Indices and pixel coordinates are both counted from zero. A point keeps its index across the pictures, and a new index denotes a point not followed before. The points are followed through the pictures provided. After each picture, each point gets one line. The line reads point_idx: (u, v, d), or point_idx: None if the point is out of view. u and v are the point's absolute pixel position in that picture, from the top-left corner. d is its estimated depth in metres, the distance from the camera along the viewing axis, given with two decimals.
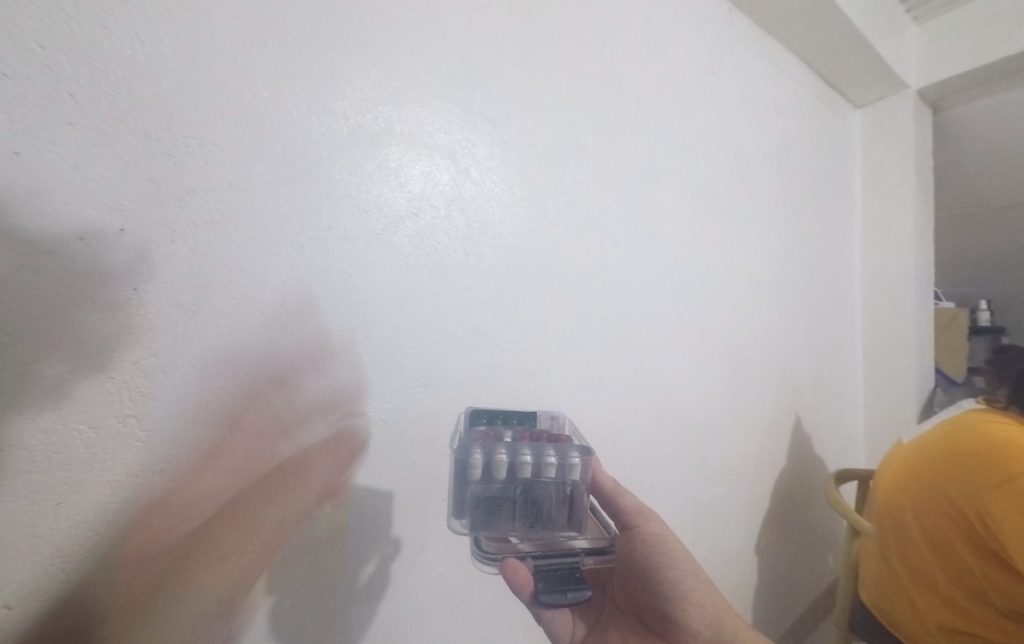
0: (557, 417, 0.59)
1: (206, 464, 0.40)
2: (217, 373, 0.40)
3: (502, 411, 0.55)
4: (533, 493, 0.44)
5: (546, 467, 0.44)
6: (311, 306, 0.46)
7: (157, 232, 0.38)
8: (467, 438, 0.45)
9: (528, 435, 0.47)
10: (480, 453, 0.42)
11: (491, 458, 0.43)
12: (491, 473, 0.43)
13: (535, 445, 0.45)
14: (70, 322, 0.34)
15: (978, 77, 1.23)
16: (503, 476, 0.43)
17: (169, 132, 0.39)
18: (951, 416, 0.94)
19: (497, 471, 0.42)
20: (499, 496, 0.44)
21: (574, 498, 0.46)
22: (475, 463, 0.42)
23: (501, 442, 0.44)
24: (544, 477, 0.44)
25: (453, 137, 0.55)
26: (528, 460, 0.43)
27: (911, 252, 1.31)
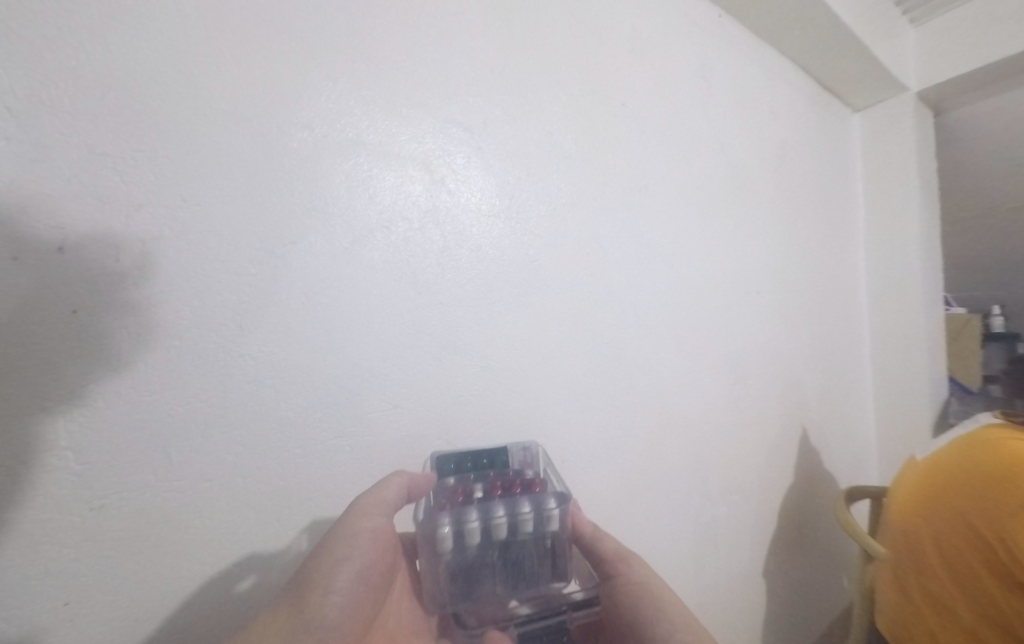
0: (529, 447, 0.55)
1: (150, 499, 0.37)
2: (165, 400, 0.38)
3: (471, 456, 0.52)
4: (512, 551, 0.43)
5: (521, 523, 0.42)
6: (271, 326, 0.43)
7: (101, 250, 0.36)
8: (436, 504, 0.43)
9: (500, 487, 0.45)
10: (449, 522, 0.41)
11: (462, 524, 0.41)
12: (463, 541, 0.41)
13: (507, 501, 0.43)
14: (60, 332, 0.34)
15: (979, 78, 1.20)
16: (477, 541, 0.41)
17: (116, 146, 0.37)
18: (966, 431, 0.89)
19: (469, 537, 0.41)
20: (477, 561, 0.42)
21: (555, 548, 0.45)
22: (444, 535, 0.40)
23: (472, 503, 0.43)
24: (520, 534, 0.42)
25: (427, 146, 0.53)
26: (501, 518, 0.42)
27: (917, 257, 1.27)
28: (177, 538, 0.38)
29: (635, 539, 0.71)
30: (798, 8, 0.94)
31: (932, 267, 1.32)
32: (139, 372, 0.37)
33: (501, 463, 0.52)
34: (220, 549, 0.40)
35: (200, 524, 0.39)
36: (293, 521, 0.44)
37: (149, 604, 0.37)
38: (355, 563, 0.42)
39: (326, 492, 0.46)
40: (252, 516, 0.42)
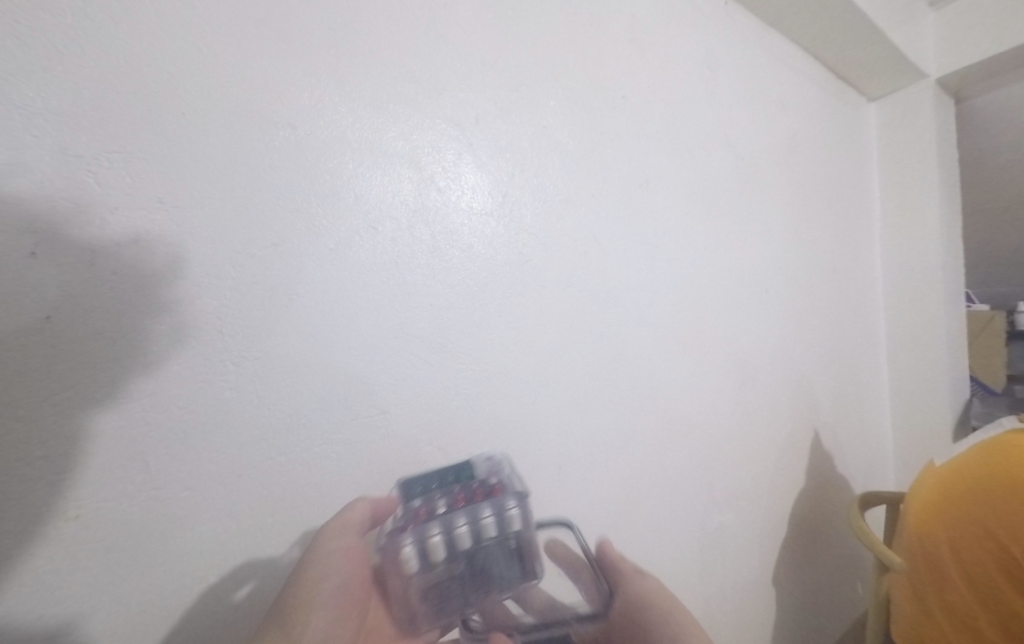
0: (494, 459, 0.49)
1: (127, 510, 0.36)
2: (145, 407, 0.37)
3: (438, 474, 0.46)
4: (479, 560, 0.41)
5: (484, 530, 0.41)
6: (254, 332, 0.42)
7: (75, 255, 0.35)
8: (399, 522, 0.42)
9: (462, 496, 0.43)
10: (411, 541, 0.40)
11: (423, 542, 0.40)
12: (428, 556, 0.40)
13: (467, 509, 0.41)
14: (35, 338, 0.33)
15: (1003, 64, 1.14)
16: (442, 556, 0.40)
17: (91, 147, 0.36)
18: (988, 435, 0.86)
19: (432, 552, 0.40)
20: (445, 575, 0.41)
21: (522, 550, 0.42)
22: (408, 552, 0.40)
23: (432, 517, 0.41)
24: (484, 541, 0.41)
25: (416, 143, 0.52)
26: (461, 529, 0.40)
27: (936, 253, 1.22)
28: (158, 549, 0.37)
29: (637, 546, 0.68)
30: None
31: (952, 263, 1.26)
32: (115, 381, 0.36)
33: (466, 477, 0.46)
34: (203, 559, 0.39)
35: (181, 535, 0.38)
36: (278, 531, 0.43)
37: (129, 617, 0.36)
38: (334, 579, 0.42)
39: (311, 501, 0.44)
40: (235, 526, 0.41)
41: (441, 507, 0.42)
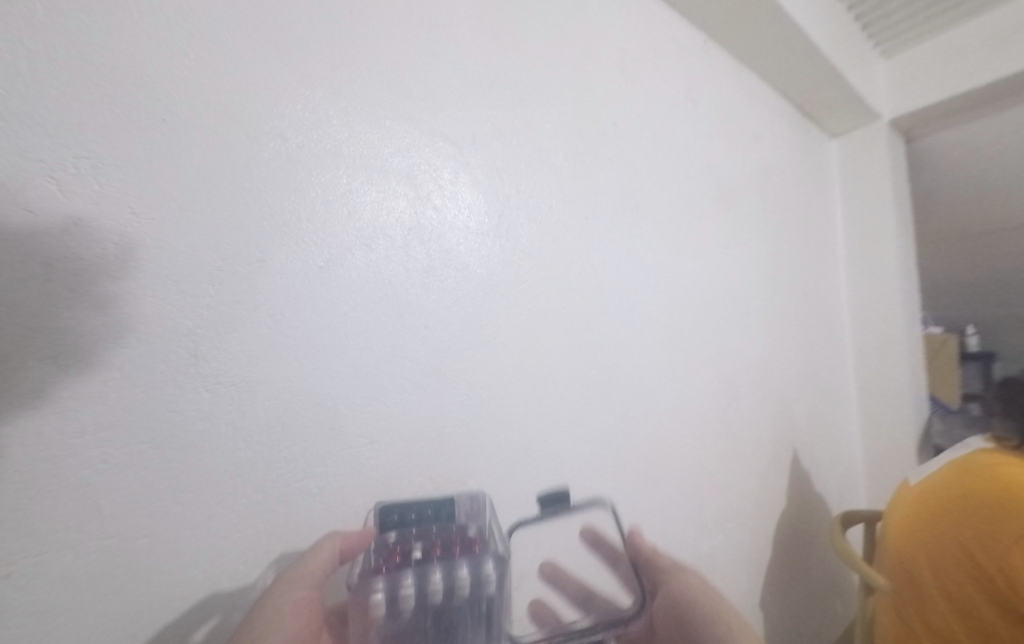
0: (477, 498, 0.47)
1: (74, 564, 0.31)
2: (101, 442, 0.32)
3: (418, 505, 0.42)
4: (448, 618, 0.37)
5: (459, 588, 0.37)
6: (232, 355, 0.38)
7: (26, 267, 0.31)
8: (369, 563, 0.38)
9: (440, 543, 0.39)
10: (381, 587, 0.36)
11: (394, 591, 0.36)
12: (396, 608, 0.36)
13: (445, 562, 0.37)
14: None
15: (947, 109, 1.25)
16: (410, 609, 0.36)
17: (54, 148, 0.32)
18: (956, 455, 0.90)
19: (402, 602, 0.36)
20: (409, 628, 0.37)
21: (493, 617, 0.38)
22: (376, 601, 0.35)
23: (406, 564, 0.37)
24: (458, 599, 0.37)
25: (412, 160, 0.50)
26: (437, 582, 0.36)
27: (896, 279, 1.30)
28: (109, 609, 0.32)
29: None
30: (780, 36, 0.97)
31: (910, 289, 1.34)
32: (66, 413, 0.31)
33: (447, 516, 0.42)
34: (161, 616, 0.34)
35: (137, 590, 0.33)
36: (250, 578, 0.38)
37: None
38: (285, 635, 0.36)
39: (289, 543, 0.40)
40: (201, 575, 0.36)
41: (418, 553, 0.38)
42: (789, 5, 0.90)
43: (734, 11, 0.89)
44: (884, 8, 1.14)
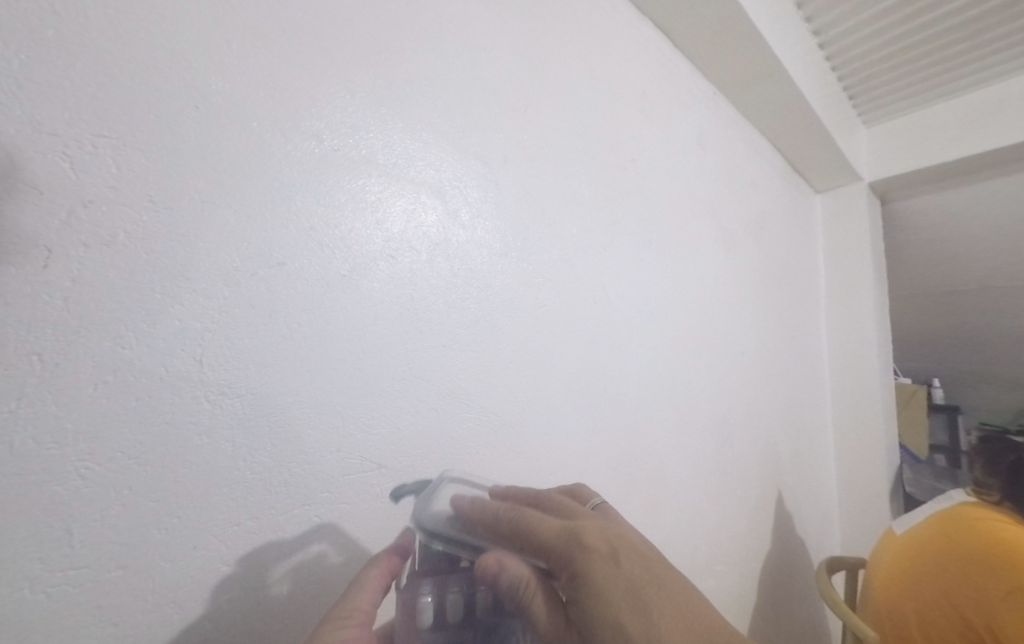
0: None
1: (32, 601, 0.26)
2: (82, 457, 0.28)
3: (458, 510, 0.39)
4: (495, 642, 0.35)
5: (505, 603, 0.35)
6: (240, 362, 0.34)
7: (22, 251, 0.27)
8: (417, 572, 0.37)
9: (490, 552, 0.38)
10: (430, 591, 0.35)
11: (443, 597, 0.35)
12: (442, 619, 0.34)
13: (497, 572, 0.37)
14: None
15: (921, 178, 1.35)
16: (457, 624, 0.34)
17: (72, 124, 0.29)
18: (941, 506, 0.91)
19: (448, 613, 0.34)
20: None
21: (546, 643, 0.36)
22: (425, 605, 0.34)
23: (456, 571, 0.36)
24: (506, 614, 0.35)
25: (443, 175, 0.49)
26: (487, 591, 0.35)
27: (874, 330, 1.35)
28: None
29: None
30: (780, 98, 1.03)
31: (884, 340, 1.41)
32: (47, 418, 0.27)
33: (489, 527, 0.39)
34: None
35: (102, 635, 0.28)
36: (235, 626, 0.32)
37: None
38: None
39: (283, 579, 0.35)
40: (178, 618, 0.30)
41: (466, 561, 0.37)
42: (792, 69, 0.96)
43: (742, 71, 0.94)
44: (869, 81, 1.24)
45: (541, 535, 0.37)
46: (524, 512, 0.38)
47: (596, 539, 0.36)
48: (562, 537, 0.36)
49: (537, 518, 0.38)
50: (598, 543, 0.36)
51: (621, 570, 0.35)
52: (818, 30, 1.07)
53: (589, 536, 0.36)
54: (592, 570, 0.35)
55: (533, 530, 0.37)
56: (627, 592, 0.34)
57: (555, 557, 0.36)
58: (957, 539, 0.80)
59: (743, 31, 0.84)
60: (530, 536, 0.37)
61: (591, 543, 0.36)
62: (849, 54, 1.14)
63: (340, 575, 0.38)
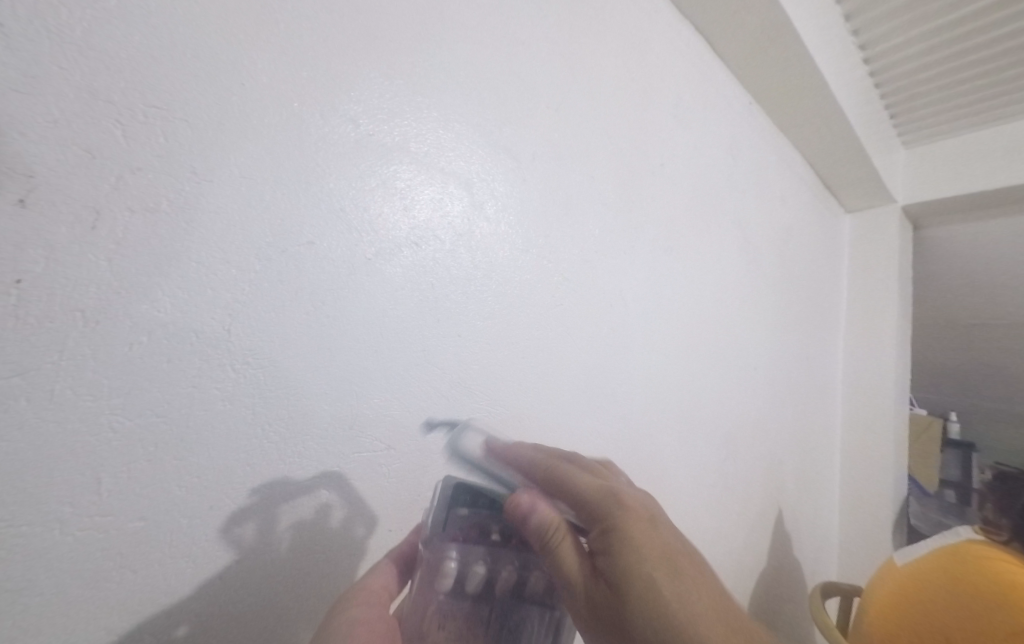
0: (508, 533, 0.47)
1: (60, 542, 0.28)
2: (113, 411, 0.29)
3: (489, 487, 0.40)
4: (514, 616, 0.37)
5: (523, 582, 0.38)
6: (266, 334, 0.36)
7: (71, 211, 0.28)
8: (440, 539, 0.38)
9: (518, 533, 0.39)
10: (455, 557, 0.37)
11: (466, 566, 0.37)
12: (462, 587, 0.37)
13: (518, 553, 0.39)
14: None
15: (958, 204, 1.31)
16: (475, 595, 0.37)
17: (126, 93, 0.30)
18: (946, 542, 0.90)
19: (468, 584, 0.37)
20: (468, 617, 0.37)
21: (558, 625, 0.38)
22: (448, 571, 0.37)
23: (482, 545, 0.38)
24: (523, 593, 0.38)
25: (472, 167, 0.49)
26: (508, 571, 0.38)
27: (892, 357, 1.33)
28: (83, 599, 0.28)
29: None
30: (819, 112, 1.01)
31: (903, 368, 1.38)
32: (85, 372, 0.28)
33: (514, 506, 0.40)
34: (139, 610, 0.30)
35: (121, 581, 0.30)
36: (242, 586, 0.34)
37: None
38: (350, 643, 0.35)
39: (289, 545, 0.36)
40: (190, 573, 0.32)
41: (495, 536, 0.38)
42: (834, 83, 0.94)
43: (781, 81, 0.93)
44: (912, 101, 1.20)
45: (581, 490, 0.39)
46: (564, 467, 0.40)
47: (634, 503, 0.38)
48: (601, 496, 0.38)
49: (578, 474, 0.40)
50: (636, 505, 0.38)
51: (655, 534, 0.36)
52: (864, 44, 1.04)
53: (628, 500, 0.38)
54: (629, 529, 0.36)
55: (571, 483, 0.39)
56: (659, 550, 0.36)
57: (589, 511, 0.38)
58: (961, 578, 0.79)
59: (787, 41, 0.82)
60: (568, 489, 0.39)
61: (630, 503, 0.38)
62: (893, 72, 1.11)
63: (342, 546, 0.40)
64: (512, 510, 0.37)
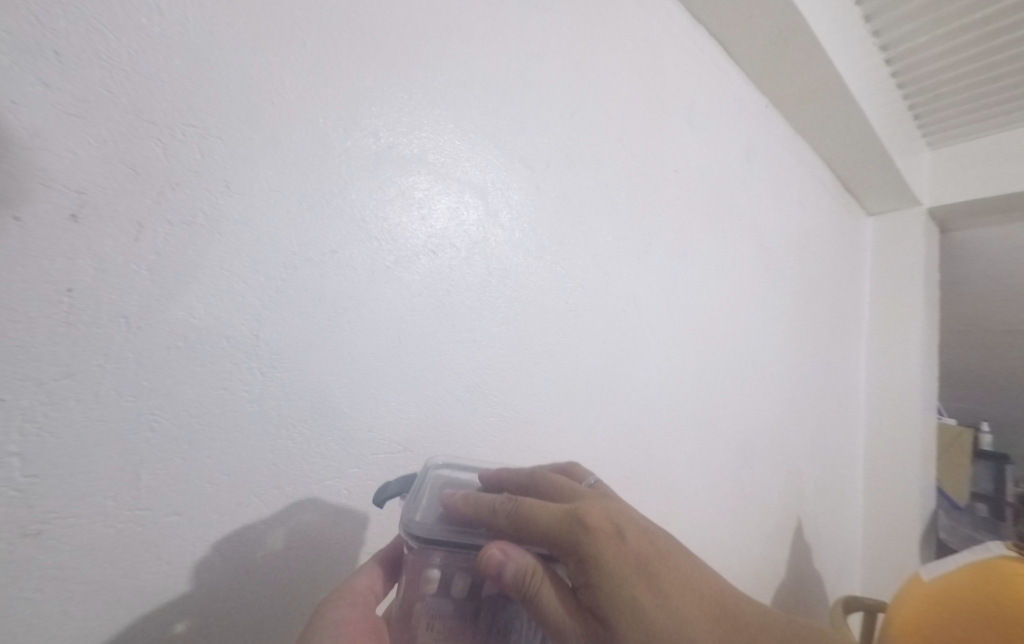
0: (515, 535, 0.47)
1: (102, 532, 0.30)
2: (152, 411, 0.31)
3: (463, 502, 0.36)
4: (501, 618, 0.35)
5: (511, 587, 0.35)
6: (291, 339, 0.37)
7: (118, 225, 0.31)
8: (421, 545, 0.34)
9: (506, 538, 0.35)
10: (438, 562, 0.34)
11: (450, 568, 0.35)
12: (447, 589, 0.34)
13: None
14: (47, 311, 0.28)
15: (987, 207, 1.26)
16: (463, 596, 0.34)
17: (167, 113, 0.32)
18: (975, 557, 0.86)
19: (454, 585, 0.34)
20: (455, 623, 0.34)
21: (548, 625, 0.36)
22: (431, 575, 0.34)
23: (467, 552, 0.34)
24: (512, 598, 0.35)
25: (488, 176, 0.51)
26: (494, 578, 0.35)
27: (918, 364, 1.29)
28: (120, 586, 0.30)
29: None
30: (839, 115, 1.00)
31: (931, 376, 1.33)
32: (128, 373, 0.31)
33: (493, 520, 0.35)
34: (173, 599, 0.32)
35: (157, 570, 0.31)
36: (264, 579, 0.36)
37: None
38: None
39: (310, 541, 0.38)
40: (219, 565, 0.34)
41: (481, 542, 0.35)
42: (854, 87, 0.93)
43: (799, 85, 0.92)
44: (937, 102, 1.18)
45: (542, 522, 0.35)
46: (522, 502, 0.36)
47: (596, 517, 0.35)
48: (565, 523, 0.35)
49: (537, 505, 0.36)
50: (600, 522, 0.35)
51: (626, 548, 0.34)
52: (886, 45, 1.02)
53: (591, 517, 0.35)
54: (598, 554, 0.33)
55: (534, 519, 0.35)
56: (632, 564, 0.33)
57: (557, 545, 0.34)
58: (990, 585, 0.76)
59: (805, 45, 0.81)
60: (531, 525, 0.35)
61: (593, 523, 0.35)
62: (916, 72, 1.09)
63: (360, 543, 0.41)
64: (484, 567, 0.32)
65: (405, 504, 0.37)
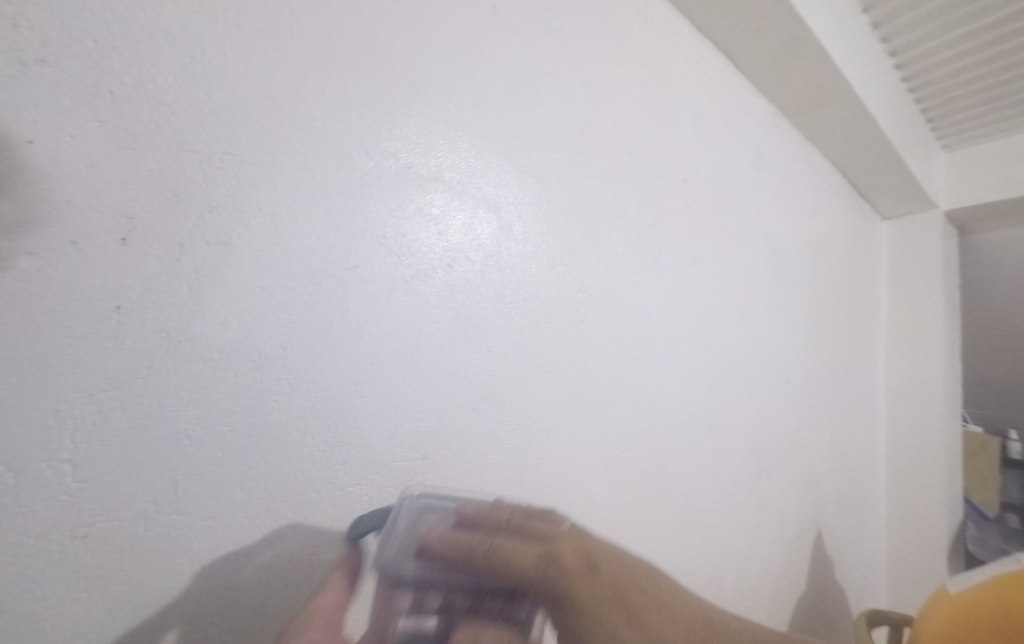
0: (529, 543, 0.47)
1: (143, 535, 0.32)
2: (190, 420, 0.33)
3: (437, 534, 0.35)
4: None
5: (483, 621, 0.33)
6: (316, 352, 0.39)
7: (162, 246, 0.33)
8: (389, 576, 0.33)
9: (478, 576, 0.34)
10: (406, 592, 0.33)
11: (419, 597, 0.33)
12: (421, 608, 0.33)
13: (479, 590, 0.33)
14: (96, 328, 0.31)
15: (1007, 208, 1.24)
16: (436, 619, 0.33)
17: (205, 143, 0.35)
18: (1003, 569, 0.83)
19: (429, 601, 0.33)
20: None
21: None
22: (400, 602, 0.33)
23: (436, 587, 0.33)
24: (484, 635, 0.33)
25: (501, 192, 0.52)
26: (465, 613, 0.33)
27: (939, 370, 1.26)
28: (159, 586, 0.32)
29: None
30: (849, 121, 1.00)
31: (953, 382, 1.31)
32: (168, 385, 0.33)
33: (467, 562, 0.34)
34: (206, 599, 0.34)
35: (193, 571, 0.33)
36: (290, 581, 0.37)
37: None
38: None
39: (334, 544, 0.40)
40: (249, 567, 0.35)
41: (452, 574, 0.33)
42: (864, 93, 0.93)
43: (808, 93, 0.93)
44: (951, 104, 1.17)
45: (517, 567, 0.34)
46: (498, 544, 0.34)
47: (569, 555, 0.36)
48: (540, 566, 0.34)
49: (513, 548, 0.34)
50: (573, 559, 0.36)
51: (597, 580, 0.35)
52: (895, 50, 1.02)
53: (564, 557, 0.35)
54: (574, 592, 0.34)
55: (511, 563, 0.34)
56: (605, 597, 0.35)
57: (532, 590, 0.34)
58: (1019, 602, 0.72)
59: (812, 53, 0.82)
60: (506, 569, 0.34)
61: (567, 561, 0.35)
62: (929, 75, 1.09)
63: None
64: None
65: (379, 540, 0.35)
